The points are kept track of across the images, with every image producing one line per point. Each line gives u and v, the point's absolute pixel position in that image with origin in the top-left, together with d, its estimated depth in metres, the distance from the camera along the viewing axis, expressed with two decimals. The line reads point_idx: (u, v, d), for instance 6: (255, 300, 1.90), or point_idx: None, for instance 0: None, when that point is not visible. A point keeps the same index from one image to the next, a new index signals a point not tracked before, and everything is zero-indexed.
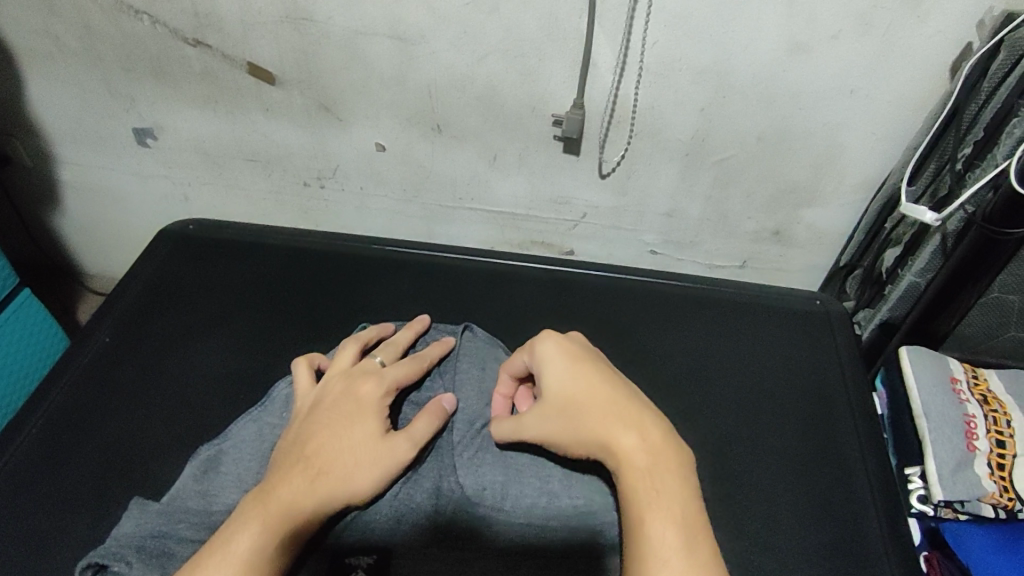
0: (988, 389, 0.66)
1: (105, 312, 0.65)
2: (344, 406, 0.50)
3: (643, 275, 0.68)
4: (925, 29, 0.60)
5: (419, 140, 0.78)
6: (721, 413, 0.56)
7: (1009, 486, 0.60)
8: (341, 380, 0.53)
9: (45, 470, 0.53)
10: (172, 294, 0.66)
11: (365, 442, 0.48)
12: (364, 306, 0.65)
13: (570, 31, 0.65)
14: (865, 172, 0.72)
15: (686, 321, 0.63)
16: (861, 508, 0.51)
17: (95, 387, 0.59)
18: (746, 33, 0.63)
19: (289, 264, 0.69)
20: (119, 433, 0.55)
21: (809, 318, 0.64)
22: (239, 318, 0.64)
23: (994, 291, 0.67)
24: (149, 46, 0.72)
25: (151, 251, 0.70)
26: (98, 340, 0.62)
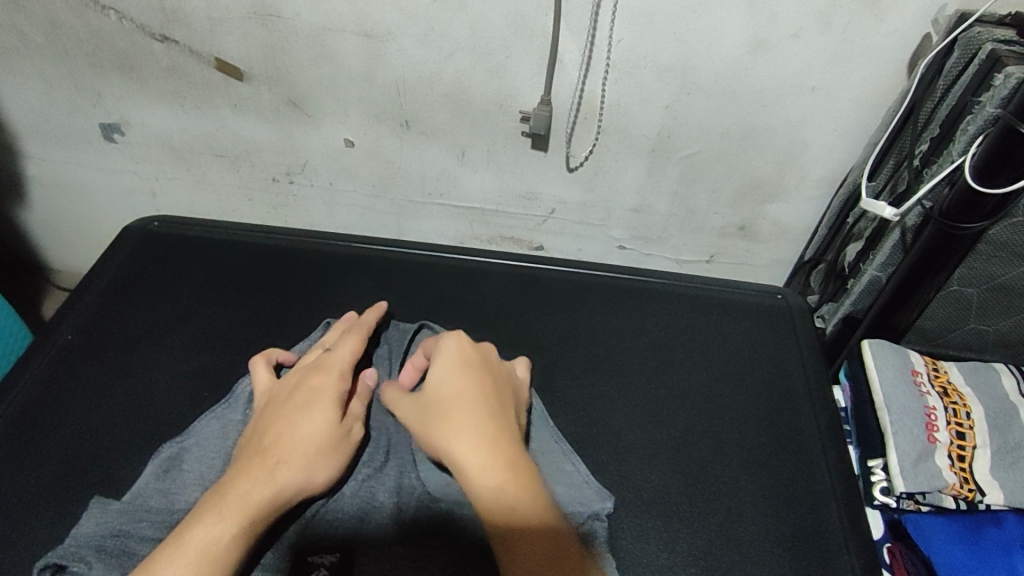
0: (948, 379, 0.67)
1: (69, 311, 0.64)
2: (299, 396, 0.52)
3: (609, 271, 0.68)
4: (881, 28, 0.61)
5: (387, 135, 0.78)
6: (682, 409, 0.57)
7: (968, 477, 0.61)
8: (296, 374, 0.54)
9: (4, 468, 0.52)
10: (136, 291, 0.66)
11: (321, 429, 0.50)
12: (330, 302, 0.65)
13: (537, 28, 0.66)
14: (827, 168, 0.73)
15: (648, 315, 0.64)
16: (821, 499, 0.52)
17: (58, 385, 0.58)
18: (708, 31, 0.64)
19: (253, 261, 0.69)
20: (81, 431, 0.55)
21: (771, 312, 0.65)
22: (203, 314, 0.64)
23: (954, 285, 0.67)
24: (116, 41, 0.72)
25: (115, 247, 0.70)
26: (60, 338, 0.62)
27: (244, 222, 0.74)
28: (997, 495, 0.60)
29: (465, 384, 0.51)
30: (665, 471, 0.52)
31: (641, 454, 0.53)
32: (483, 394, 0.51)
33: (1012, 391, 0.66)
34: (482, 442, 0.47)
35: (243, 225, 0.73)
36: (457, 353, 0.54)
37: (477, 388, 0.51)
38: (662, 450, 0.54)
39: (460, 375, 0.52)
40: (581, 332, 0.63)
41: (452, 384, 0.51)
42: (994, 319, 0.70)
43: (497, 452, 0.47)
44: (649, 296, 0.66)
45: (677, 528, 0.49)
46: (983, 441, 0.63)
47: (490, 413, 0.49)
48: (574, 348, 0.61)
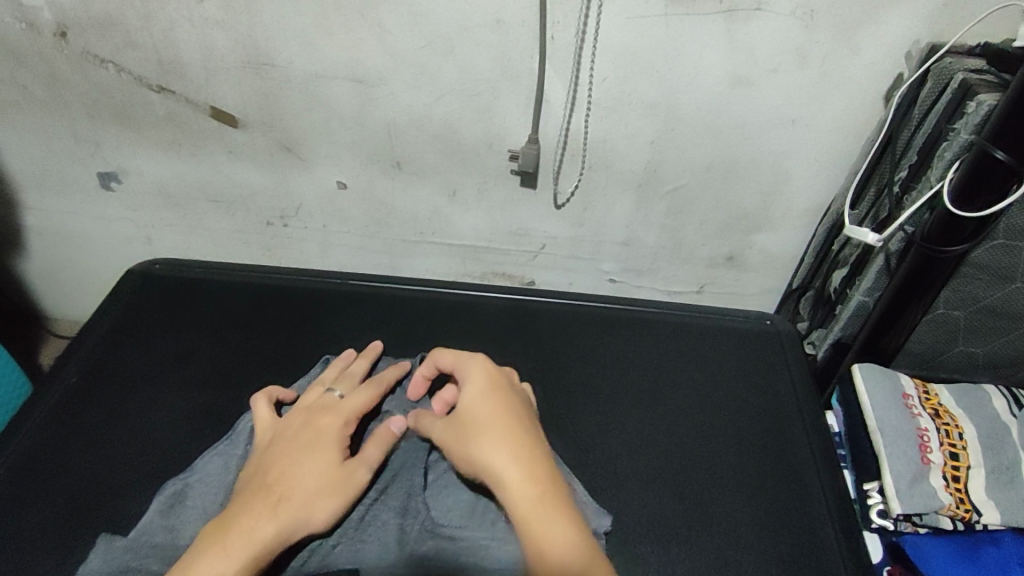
0: (939, 402, 0.68)
1: (71, 354, 0.65)
2: (304, 439, 0.51)
3: (605, 302, 0.69)
4: (855, 60, 0.64)
5: (379, 177, 0.80)
6: (680, 433, 0.57)
7: (964, 497, 0.61)
8: (300, 414, 0.54)
9: (11, 512, 0.53)
10: (139, 331, 0.66)
11: (325, 469, 0.50)
12: (328, 340, 0.66)
13: (523, 69, 0.68)
14: (810, 197, 0.75)
15: (643, 342, 0.65)
16: (819, 520, 0.52)
17: (63, 427, 0.58)
18: (688, 69, 0.67)
19: (252, 300, 0.70)
20: (86, 471, 0.55)
21: (768, 335, 0.66)
22: (205, 352, 0.65)
23: (940, 308, 0.68)
24: (114, 93, 0.75)
25: (118, 289, 0.71)
26: (64, 380, 0.62)
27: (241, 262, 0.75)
28: (993, 514, 0.61)
29: (500, 403, 0.50)
30: (663, 497, 0.53)
31: (638, 482, 0.54)
32: (517, 417, 0.50)
33: (1002, 412, 0.66)
34: (521, 458, 0.47)
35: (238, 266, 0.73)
36: (486, 375, 0.53)
37: (512, 411, 0.50)
38: (661, 477, 0.54)
39: (489, 392, 0.52)
40: (577, 362, 0.63)
41: (482, 399, 0.50)
42: (984, 341, 0.70)
43: (541, 479, 0.46)
44: (644, 322, 0.67)
45: (676, 553, 0.49)
46: (977, 461, 0.63)
47: (525, 428, 0.49)
48: (569, 378, 0.62)
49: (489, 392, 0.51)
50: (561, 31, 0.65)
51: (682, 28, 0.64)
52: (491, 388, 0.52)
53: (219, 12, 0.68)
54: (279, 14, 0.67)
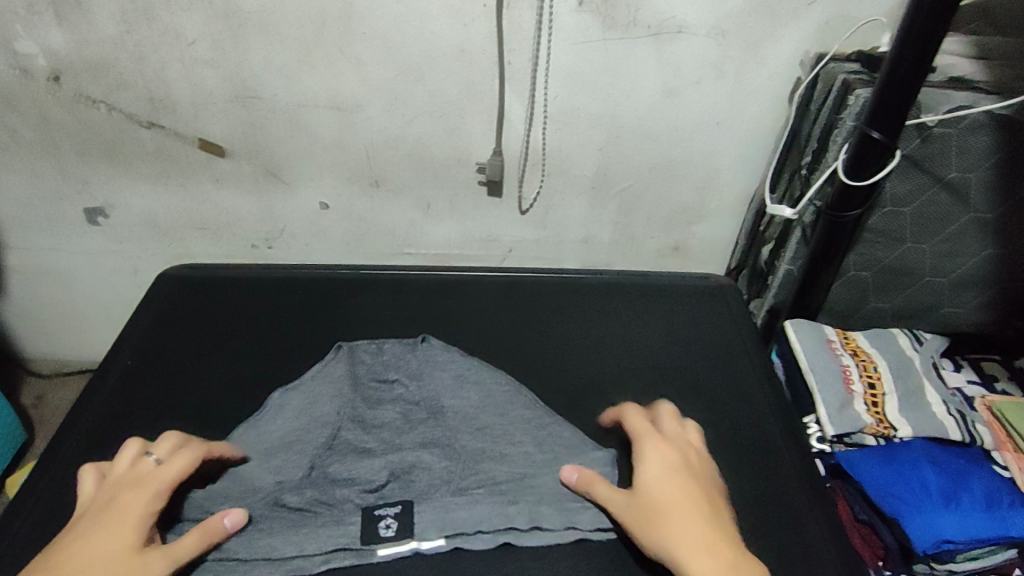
0: (856, 344, 0.81)
1: (122, 344, 0.72)
2: (100, 514, 0.51)
3: (586, 274, 0.82)
4: (764, 69, 0.78)
5: (358, 196, 0.88)
6: (659, 385, 0.69)
7: (882, 417, 0.74)
8: (110, 487, 0.53)
9: (86, 471, 0.60)
10: (176, 324, 0.74)
11: (111, 559, 0.48)
12: (348, 326, 0.74)
13: (486, 91, 0.79)
14: (738, 189, 0.88)
15: (618, 306, 0.78)
16: (776, 449, 0.64)
17: (125, 401, 0.66)
18: (626, 84, 0.79)
19: (273, 300, 0.78)
20: (156, 434, 0.64)
21: (717, 291, 0.81)
22: (240, 340, 0.73)
23: (851, 269, 0.81)
24: (105, 131, 0.81)
25: (153, 290, 0.79)
26: (120, 364, 0.70)
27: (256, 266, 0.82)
28: (906, 428, 0.73)
29: (679, 458, 0.56)
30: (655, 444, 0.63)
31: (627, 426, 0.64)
32: (698, 504, 0.53)
33: (906, 347, 0.81)
34: (699, 502, 0.53)
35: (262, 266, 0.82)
36: (666, 459, 0.56)
37: (695, 496, 0.53)
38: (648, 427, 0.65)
39: (665, 448, 0.57)
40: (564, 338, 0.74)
41: (661, 455, 0.56)
42: (889, 297, 0.84)
43: (718, 520, 0.52)
44: (618, 289, 0.80)
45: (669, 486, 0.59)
46: (890, 387, 0.77)
47: (699, 477, 0.55)
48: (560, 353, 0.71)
49: (669, 475, 0.54)
50: (517, 55, 0.76)
51: (620, 48, 0.76)
52: (671, 472, 0.55)
53: (209, 52, 0.75)
54: (265, 51, 0.75)
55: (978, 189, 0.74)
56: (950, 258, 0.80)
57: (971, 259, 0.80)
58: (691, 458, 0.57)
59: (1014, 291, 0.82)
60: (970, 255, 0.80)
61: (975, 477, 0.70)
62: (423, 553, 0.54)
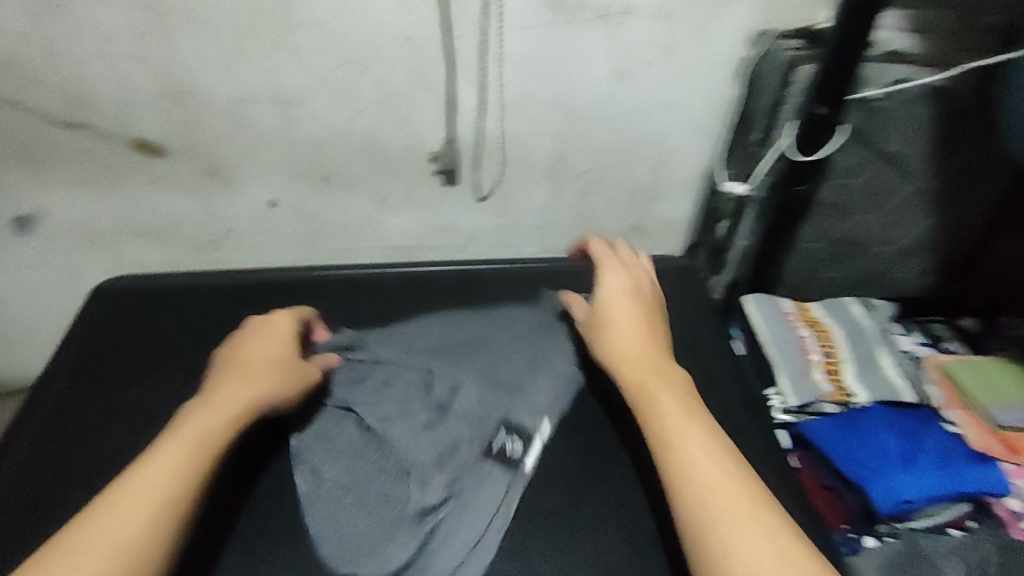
0: (812, 315, 0.83)
1: (59, 361, 0.69)
2: (207, 400, 0.55)
3: (550, 262, 0.81)
4: (711, 49, 0.78)
5: (309, 191, 0.85)
6: None
7: (841, 385, 0.78)
8: (211, 380, 0.57)
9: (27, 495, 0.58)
10: (119, 337, 0.71)
11: (237, 399, 0.55)
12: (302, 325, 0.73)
13: (434, 78, 0.77)
14: (691, 169, 0.89)
15: (582, 296, 0.78)
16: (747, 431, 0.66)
17: (66, 421, 0.64)
18: (576, 66, 0.78)
19: (227, 307, 0.75)
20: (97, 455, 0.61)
21: (677, 275, 0.81)
22: (190, 351, 0.70)
23: (802, 242, 0.83)
24: (30, 135, 0.77)
25: (90, 301, 0.76)
26: (58, 383, 0.67)
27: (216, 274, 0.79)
28: (864, 393, 0.77)
29: (635, 286, 0.66)
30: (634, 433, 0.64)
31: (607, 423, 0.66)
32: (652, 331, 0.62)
33: (858, 314, 0.83)
34: (637, 312, 0.63)
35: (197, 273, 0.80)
36: (625, 287, 0.66)
37: (640, 314, 0.63)
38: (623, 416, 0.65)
39: (625, 275, 0.67)
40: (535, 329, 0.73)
41: (617, 278, 0.66)
42: (839, 267, 0.87)
43: (656, 336, 0.61)
44: (581, 278, 0.80)
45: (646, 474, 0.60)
46: (846, 355, 0.80)
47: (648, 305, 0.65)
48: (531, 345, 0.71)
49: (620, 301, 0.64)
50: (464, 40, 0.74)
51: (567, 31, 0.75)
52: (625, 292, 0.65)
53: (137, 47, 0.71)
54: (199, 43, 0.72)
55: (919, 158, 0.77)
56: (894, 226, 0.83)
57: (914, 227, 0.83)
58: (644, 282, 0.67)
59: (954, 256, 0.86)
60: (912, 222, 0.82)
61: (928, 438, 0.73)
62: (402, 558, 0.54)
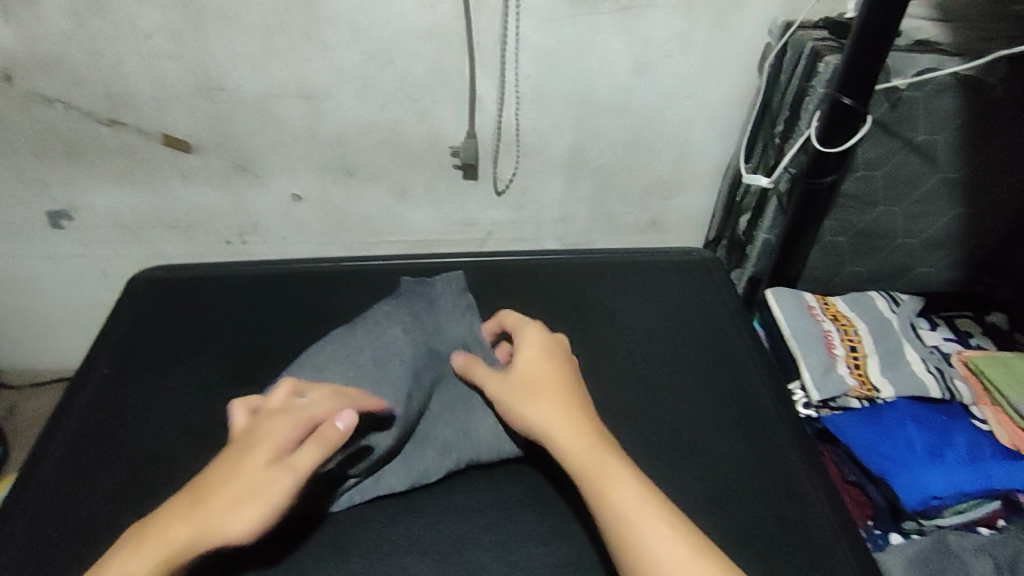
0: (836, 309, 0.82)
1: (97, 351, 0.71)
2: (239, 457, 0.50)
3: (577, 254, 0.82)
4: (733, 40, 0.78)
5: (333, 185, 0.86)
6: (657, 366, 0.70)
7: (865, 380, 0.76)
8: (246, 434, 0.52)
9: (73, 475, 0.60)
10: (155, 326, 0.73)
11: (244, 477, 0.49)
12: (328, 314, 0.74)
13: (456, 72, 0.78)
14: (713, 162, 0.89)
15: (609, 288, 0.78)
16: (770, 425, 0.65)
17: (105, 409, 0.65)
18: (598, 59, 0.78)
19: (256, 295, 0.76)
20: (138, 442, 0.62)
21: (697, 267, 0.81)
22: (219, 339, 0.72)
23: (827, 235, 0.82)
24: (63, 131, 0.79)
25: (125, 295, 0.77)
26: (96, 372, 0.68)
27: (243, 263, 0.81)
28: (889, 388, 0.75)
29: (550, 370, 0.59)
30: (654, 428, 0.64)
31: (637, 412, 0.65)
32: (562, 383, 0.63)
33: (884, 308, 0.82)
34: (550, 406, 0.56)
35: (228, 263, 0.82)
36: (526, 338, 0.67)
37: (561, 409, 0.56)
38: (641, 409, 0.66)
39: (540, 360, 0.60)
40: (560, 322, 0.74)
41: (536, 365, 0.59)
42: (864, 261, 0.85)
43: (581, 424, 0.55)
44: (605, 269, 0.80)
45: (667, 470, 0.61)
46: (871, 349, 0.78)
47: (567, 391, 0.58)
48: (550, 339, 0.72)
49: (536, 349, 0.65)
50: (486, 34, 0.75)
51: (589, 24, 0.75)
52: (533, 394, 0.57)
53: (168, 43, 0.73)
54: (227, 40, 0.73)
55: (947, 150, 0.76)
56: (922, 219, 0.81)
57: (943, 219, 0.81)
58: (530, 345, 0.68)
59: (984, 249, 0.84)
60: (942, 215, 0.81)
61: (957, 433, 0.72)
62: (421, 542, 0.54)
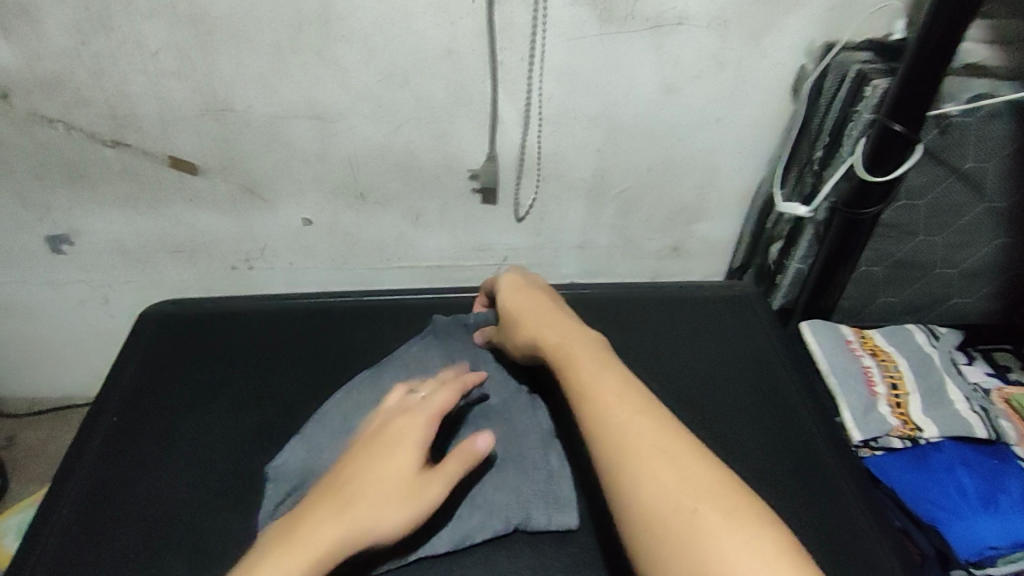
0: (874, 344, 0.79)
1: (108, 392, 0.68)
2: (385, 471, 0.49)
3: (607, 289, 0.80)
4: (768, 61, 0.74)
5: (344, 209, 0.83)
6: (693, 408, 0.66)
7: (908, 419, 0.72)
8: (376, 442, 0.52)
9: (88, 532, 0.56)
10: (170, 364, 0.70)
11: (389, 492, 0.49)
12: (350, 354, 0.71)
13: (476, 94, 0.74)
14: (742, 186, 0.85)
15: (639, 325, 0.75)
16: (819, 472, 0.61)
17: (119, 455, 0.62)
18: (625, 81, 0.75)
19: (273, 331, 0.74)
20: (155, 493, 0.59)
21: (735, 301, 0.78)
22: (236, 379, 0.68)
23: (863, 266, 0.79)
24: (64, 152, 0.75)
25: (136, 332, 0.74)
26: (105, 420, 0.65)
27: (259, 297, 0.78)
28: (933, 428, 0.71)
29: (533, 304, 0.62)
30: None
31: None
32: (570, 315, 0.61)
33: (924, 343, 0.79)
34: (532, 338, 0.58)
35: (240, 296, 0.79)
36: (529, 283, 0.66)
37: (544, 331, 0.58)
38: None
39: (523, 297, 0.63)
40: None
41: (518, 301, 0.62)
42: (900, 291, 0.82)
43: (560, 337, 0.56)
44: (635, 304, 0.78)
45: None
46: (912, 386, 0.75)
47: (555, 315, 0.60)
48: None
49: (531, 292, 0.63)
50: (508, 54, 0.71)
51: (616, 44, 0.72)
52: (521, 325, 0.60)
53: (174, 62, 0.69)
54: (237, 58, 0.69)
55: (992, 177, 0.72)
56: (961, 249, 0.78)
57: (983, 249, 0.78)
58: (544, 286, 0.66)
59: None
60: (984, 244, 0.78)
61: (1010, 478, 0.68)
62: None
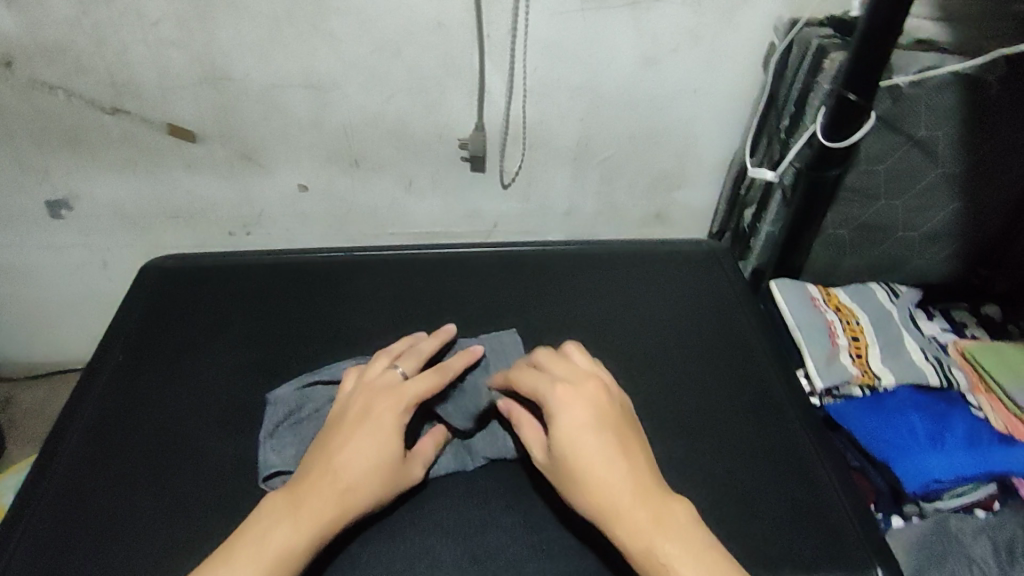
0: (839, 301, 0.84)
1: (111, 339, 0.70)
2: (384, 430, 0.54)
3: (596, 246, 0.84)
4: (740, 36, 0.79)
5: (339, 175, 0.86)
6: (674, 357, 0.71)
7: (867, 367, 0.78)
8: (366, 393, 0.57)
9: (95, 458, 0.59)
10: (175, 313, 0.73)
11: (390, 458, 0.53)
12: (350, 307, 0.74)
13: (464, 65, 0.78)
14: (717, 155, 0.90)
15: (624, 280, 0.80)
16: (781, 411, 0.67)
17: (125, 394, 0.65)
18: (606, 52, 0.78)
19: (274, 285, 0.77)
20: (160, 424, 0.62)
21: (706, 259, 0.84)
22: (238, 327, 0.72)
23: (829, 229, 0.84)
24: (64, 119, 0.77)
25: (138, 285, 0.77)
26: (111, 359, 0.68)
27: (257, 253, 0.81)
28: (889, 376, 0.77)
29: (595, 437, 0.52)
30: (672, 415, 0.65)
31: (660, 402, 0.67)
32: (629, 453, 0.53)
33: (885, 301, 0.85)
34: (584, 426, 0.52)
35: (239, 253, 0.82)
36: (599, 398, 0.55)
37: (605, 496, 0.50)
38: (658, 396, 0.67)
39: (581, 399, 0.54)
40: (583, 319, 0.75)
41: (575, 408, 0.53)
42: (865, 253, 0.88)
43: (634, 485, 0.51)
44: (618, 261, 0.83)
45: (684, 452, 0.62)
46: (873, 339, 0.80)
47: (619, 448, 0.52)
48: (571, 331, 0.73)
49: (585, 431, 0.52)
50: (495, 27, 0.75)
51: (597, 18, 0.75)
52: (584, 420, 0.53)
53: (173, 31, 0.72)
54: (234, 29, 0.72)
55: (946, 145, 0.78)
56: (920, 213, 0.84)
57: (940, 213, 0.84)
58: (602, 399, 0.55)
59: (978, 241, 0.87)
60: (940, 209, 0.83)
61: (956, 418, 0.74)
62: (445, 523, 0.55)
